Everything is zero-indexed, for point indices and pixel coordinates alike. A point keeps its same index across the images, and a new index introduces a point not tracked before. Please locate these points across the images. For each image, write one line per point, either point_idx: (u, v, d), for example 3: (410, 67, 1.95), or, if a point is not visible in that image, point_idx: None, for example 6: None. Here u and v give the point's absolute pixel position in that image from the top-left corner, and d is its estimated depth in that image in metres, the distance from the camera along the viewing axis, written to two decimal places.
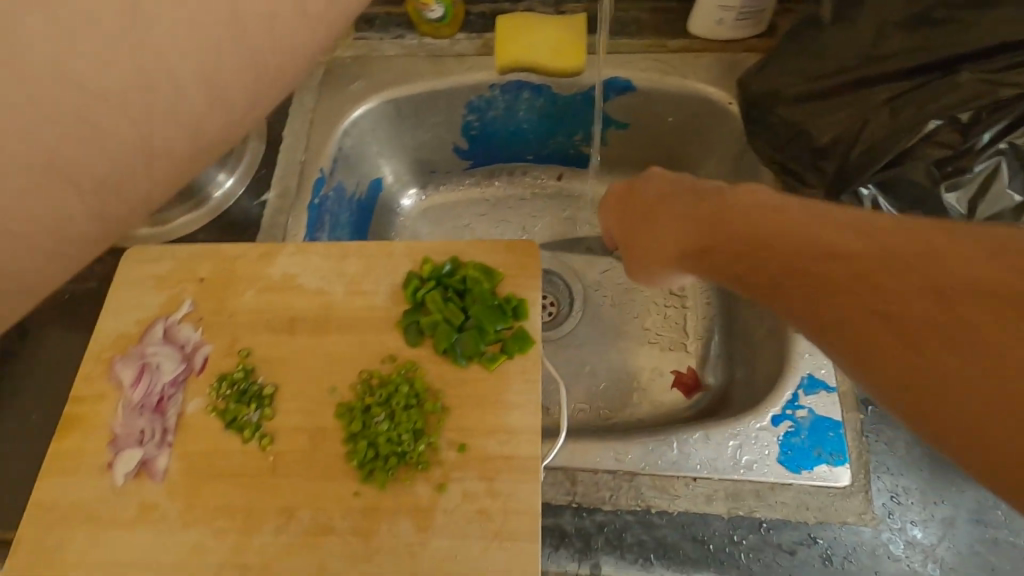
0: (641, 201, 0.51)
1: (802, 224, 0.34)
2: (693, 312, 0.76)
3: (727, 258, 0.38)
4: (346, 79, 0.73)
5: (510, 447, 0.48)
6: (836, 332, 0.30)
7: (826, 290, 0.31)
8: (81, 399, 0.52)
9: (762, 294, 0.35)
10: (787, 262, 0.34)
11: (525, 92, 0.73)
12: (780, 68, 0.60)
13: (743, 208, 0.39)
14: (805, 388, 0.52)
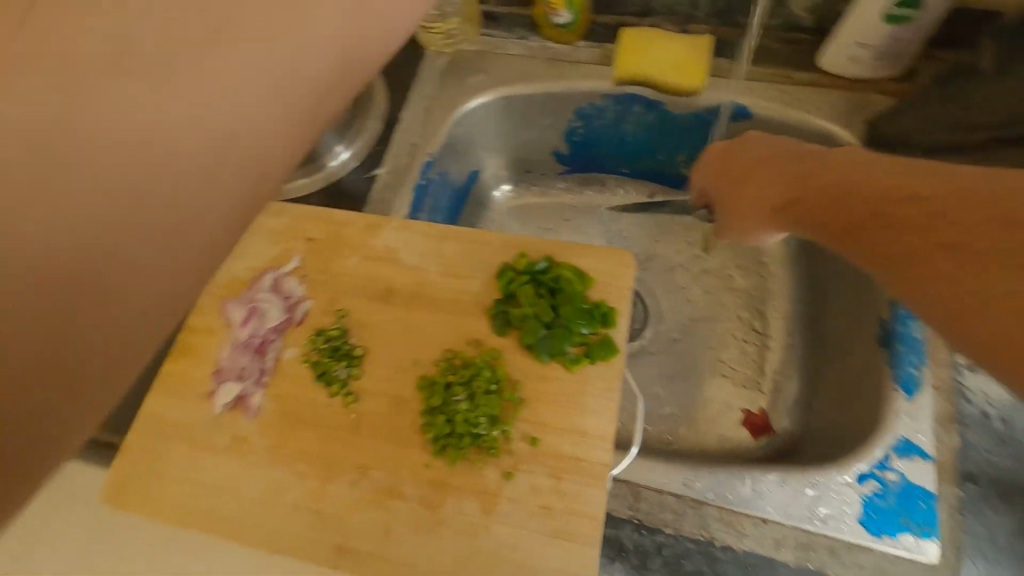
0: (738, 166, 0.54)
1: (885, 173, 0.38)
2: (773, 351, 0.73)
3: (816, 208, 0.42)
4: (467, 72, 0.76)
5: (582, 450, 0.48)
6: (901, 263, 0.35)
7: (898, 228, 0.36)
8: (192, 330, 0.56)
9: (844, 238, 0.40)
10: (865, 207, 0.38)
11: (637, 106, 0.73)
12: (914, 113, 0.60)
13: (835, 165, 0.43)
14: (898, 451, 0.49)
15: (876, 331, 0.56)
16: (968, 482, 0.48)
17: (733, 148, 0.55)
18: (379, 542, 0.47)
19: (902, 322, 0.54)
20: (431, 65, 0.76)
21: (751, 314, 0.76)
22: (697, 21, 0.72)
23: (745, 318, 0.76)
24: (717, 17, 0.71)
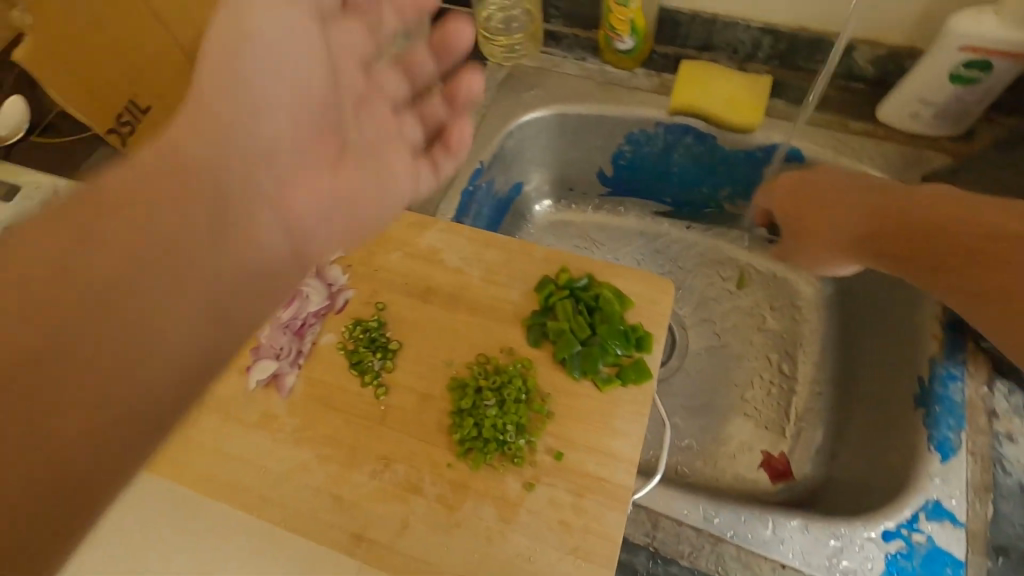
0: (811, 190, 0.56)
1: (969, 211, 0.45)
2: (800, 396, 0.72)
3: (899, 242, 0.48)
4: (523, 87, 0.77)
5: (605, 471, 0.48)
6: (988, 293, 0.42)
7: (985, 262, 0.43)
8: None
9: (923, 269, 0.46)
10: (953, 243, 0.45)
11: (688, 137, 0.74)
12: (972, 173, 0.60)
13: (917, 201, 0.48)
14: (928, 513, 0.48)
15: (913, 390, 0.56)
16: (999, 554, 0.47)
17: (804, 179, 0.57)
18: (395, 535, 0.47)
19: (941, 383, 0.53)
20: (488, 75, 0.78)
21: (780, 356, 0.75)
22: (756, 60, 0.72)
23: (773, 359, 0.75)
24: (777, 58, 0.71)
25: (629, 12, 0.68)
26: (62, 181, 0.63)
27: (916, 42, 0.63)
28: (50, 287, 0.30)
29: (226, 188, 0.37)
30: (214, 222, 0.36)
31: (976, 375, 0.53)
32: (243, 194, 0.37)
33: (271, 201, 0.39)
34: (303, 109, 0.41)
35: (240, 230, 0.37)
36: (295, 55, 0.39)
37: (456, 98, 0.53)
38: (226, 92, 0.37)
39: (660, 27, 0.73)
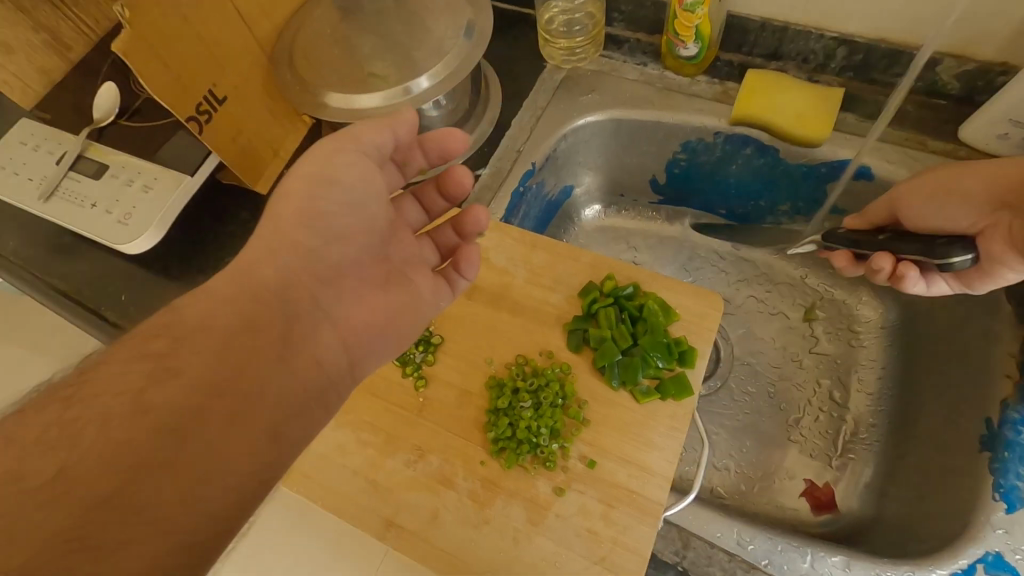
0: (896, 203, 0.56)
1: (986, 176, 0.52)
2: (851, 427, 0.68)
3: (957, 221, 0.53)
4: (580, 90, 0.77)
5: (638, 484, 0.48)
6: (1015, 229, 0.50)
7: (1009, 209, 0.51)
8: None
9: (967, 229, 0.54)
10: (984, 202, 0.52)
11: (748, 148, 0.72)
12: None
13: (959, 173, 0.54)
14: (987, 565, 0.45)
15: (978, 433, 0.52)
16: None
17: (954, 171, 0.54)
18: (424, 524, 0.48)
19: (1012, 427, 0.50)
20: (546, 77, 0.78)
21: (831, 383, 0.72)
22: (828, 71, 0.69)
23: (823, 386, 0.72)
24: (851, 70, 0.67)
25: (695, 18, 0.66)
26: (145, 163, 0.67)
27: (1007, 59, 0.59)
28: (128, 413, 0.32)
29: (283, 310, 0.41)
30: (286, 336, 0.40)
31: None
32: (308, 314, 0.42)
33: (340, 315, 0.44)
34: (366, 246, 0.47)
35: (309, 344, 0.41)
36: (364, 196, 0.46)
37: (462, 228, 0.52)
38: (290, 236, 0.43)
39: (727, 35, 0.71)
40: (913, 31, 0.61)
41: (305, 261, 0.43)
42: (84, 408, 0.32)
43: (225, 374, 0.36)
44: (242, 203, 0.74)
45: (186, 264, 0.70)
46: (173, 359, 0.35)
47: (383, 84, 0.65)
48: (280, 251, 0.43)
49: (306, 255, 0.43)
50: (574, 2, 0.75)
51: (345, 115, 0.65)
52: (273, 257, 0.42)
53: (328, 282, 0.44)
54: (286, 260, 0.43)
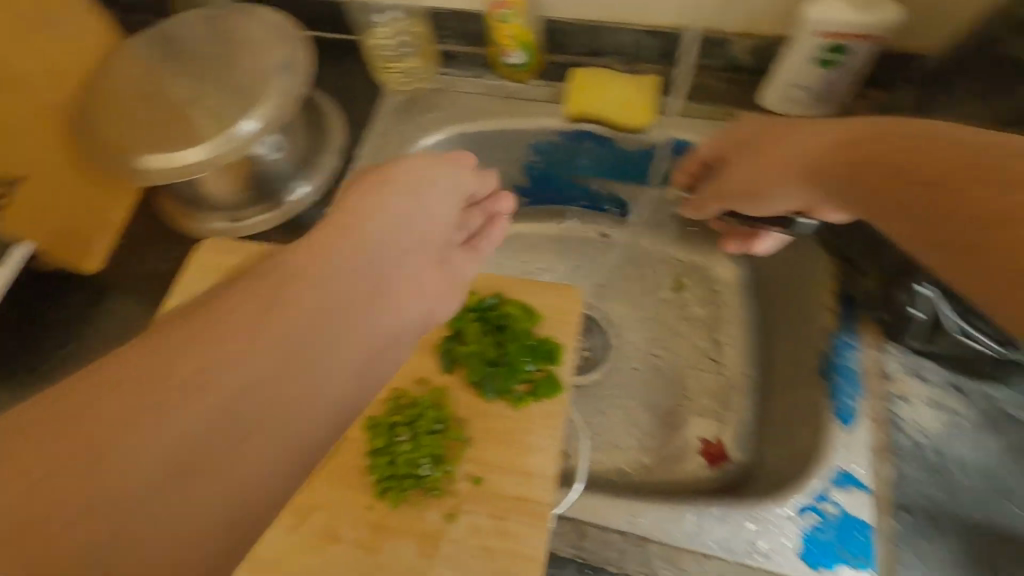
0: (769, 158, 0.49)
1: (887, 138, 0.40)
2: (728, 381, 0.74)
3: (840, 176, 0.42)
4: (422, 110, 0.77)
5: (524, 489, 0.48)
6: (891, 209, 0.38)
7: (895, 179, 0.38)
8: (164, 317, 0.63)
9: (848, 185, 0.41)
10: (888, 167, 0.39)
11: (587, 142, 0.75)
12: None
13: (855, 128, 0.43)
14: (836, 483, 0.49)
15: (817, 362, 0.57)
16: (901, 511, 0.48)
17: (762, 127, 0.52)
18: None
19: (838, 352, 0.55)
20: (386, 102, 0.78)
21: (707, 343, 0.78)
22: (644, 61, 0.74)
23: (701, 348, 0.77)
24: (664, 58, 0.72)
25: (509, 28, 0.70)
26: None
27: (781, 33, 0.67)
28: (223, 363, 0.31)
29: (365, 288, 0.38)
30: (311, 345, 0.34)
31: (871, 340, 0.55)
32: (378, 288, 0.39)
33: (399, 303, 0.40)
34: (435, 228, 0.47)
35: (375, 322, 0.37)
36: (445, 189, 0.49)
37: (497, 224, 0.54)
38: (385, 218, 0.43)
39: (552, 39, 0.74)
40: (703, 17, 0.67)
41: (389, 243, 0.42)
42: (169, 353, 0.31)
43: (310, 334, 0.34)
44: (74, 284, 0.67)
45: (14, 361, 0.63)
46: (212, 368, 0.31)
47: (205, 134, 0.62)
48: (372, 234, 0.42)
49: (393, 233, 0.43)
50: (398, 26, 0.74)
51: (164, 175, 0.60)
52: (367, 238, 0.41)
53: (402, 263, 0.42)
54: (375, 237, 0.42)
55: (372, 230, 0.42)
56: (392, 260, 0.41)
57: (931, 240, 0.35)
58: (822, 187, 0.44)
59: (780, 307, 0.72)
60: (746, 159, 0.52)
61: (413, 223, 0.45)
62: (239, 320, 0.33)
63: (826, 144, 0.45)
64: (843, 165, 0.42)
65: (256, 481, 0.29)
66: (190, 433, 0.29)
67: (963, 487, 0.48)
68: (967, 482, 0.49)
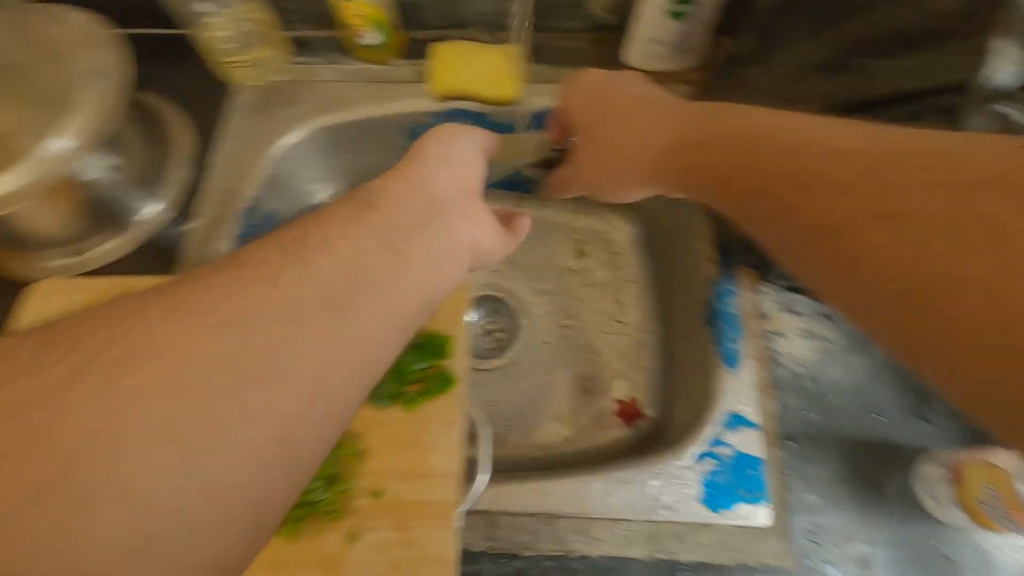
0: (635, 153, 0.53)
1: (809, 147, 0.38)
2: (635, 341, 0.76)
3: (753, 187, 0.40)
4: (279, 104, 0.71)
5: (427, 492, 0.47)
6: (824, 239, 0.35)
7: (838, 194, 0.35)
8: None
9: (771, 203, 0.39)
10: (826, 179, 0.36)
11: (462, 119, 0.71)
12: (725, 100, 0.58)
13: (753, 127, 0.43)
14: (728, 425, 0.51)
15: (703, 311, 0.59)
16: (787, 441, 0.50)
17: (617, 103, 0.57)
18: None
19: (719, 300, 0.57)
20: (237, 100, 0.71)
21: (612, 307, 0.79)
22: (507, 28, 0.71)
23: (606, 312, 0.79)
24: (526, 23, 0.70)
25: (354, 7, 0.64)
26: None
27: None
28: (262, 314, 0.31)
29: (402, 237, 0.38)
30: (258, 367, 0.29)
31: (747, 283, 0.57)
32: (417, 238, 0.39)
33: (438, 257, 0.39)
34: (462, 181, 0.48)
35: (408, 273, 0.37)
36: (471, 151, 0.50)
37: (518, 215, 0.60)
38: (418, 172, 0.45)
39: (405, 13, 0.70)
40: None
41: (422, 196, 0.43)
42: (207, 290, 0.31)
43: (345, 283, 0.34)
44: None
45: None
46: (236, 318, 0.30)
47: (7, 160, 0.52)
48: (411, 189, 0.43)
49: (427, 187, 0.44)
50: (230, 20, 0.65)
51: None
52: (412, 192, 0.42)
53: (439, 214, 0.42)
54: (403, 194, 0.42)
55: (413, 185, 0.43)
56: (421, 212, 0.41)
57: (759, 223, 0.40)
58: (676, 169, 0.49)
59: (672, 263, 0.73)
60: (604, 132, 0.56)
61: (446, 177, 0.46)
62: (277, 269, 0.33)
63: (678, 127, 0.50)
64: (692, 151, 0.47)
65: (272, 473, 0.28)
66: (75, 479, 0.24)
67: (838, 407, 0.51)
68: (841, 402, 0.52)
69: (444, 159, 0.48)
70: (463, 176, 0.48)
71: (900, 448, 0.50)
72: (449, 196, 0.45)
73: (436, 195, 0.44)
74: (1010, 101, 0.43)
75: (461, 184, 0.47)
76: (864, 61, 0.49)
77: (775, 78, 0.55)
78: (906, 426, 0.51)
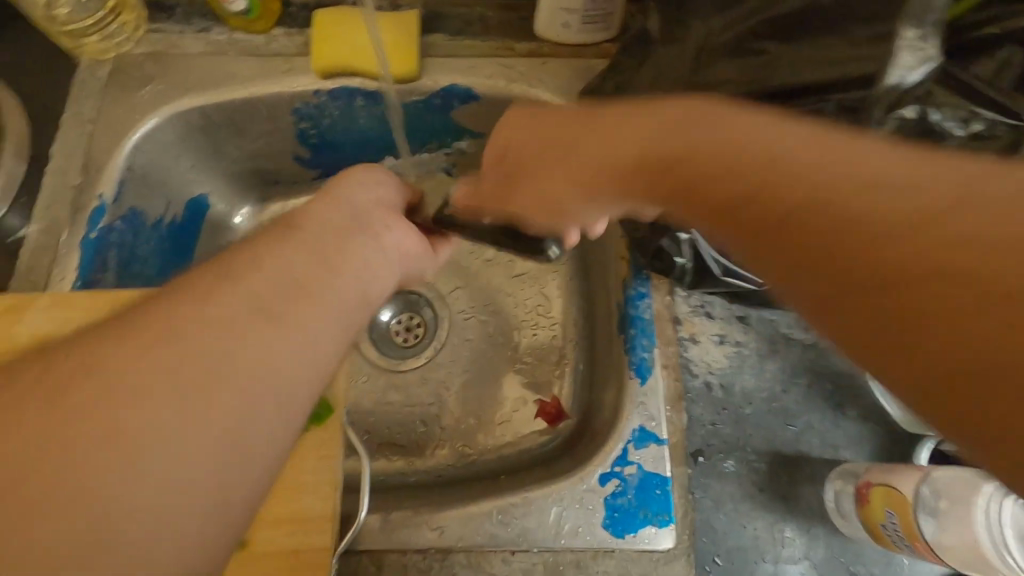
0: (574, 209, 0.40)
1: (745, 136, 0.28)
2: (559, 336, 0.72)
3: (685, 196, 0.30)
4: (138, 82, 0.61)
5: (298, 539, 0.42)
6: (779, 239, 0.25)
7: (790, 182, 0.25)
8: None
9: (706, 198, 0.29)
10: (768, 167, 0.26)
11: (359, 99, 0.63)
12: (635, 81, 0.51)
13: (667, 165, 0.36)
14: (635, 442, 0.48)
15: (617, 316, 0.54)
16: (697, 458, 0.48)
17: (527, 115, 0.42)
18: None
19: (632, 304, 0.52)
20: (86, 77, 0.61)
21: (536, 301, 0.74)
22: None
23: (529, 306, 0.74)
24: None
25: None
26: None
27: None
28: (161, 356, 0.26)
29: (328, 257, 0.34)
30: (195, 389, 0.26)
31: (661, 285, 0.53)
32: (342, 263, 0.34)
33: (363, 276, 0.35)
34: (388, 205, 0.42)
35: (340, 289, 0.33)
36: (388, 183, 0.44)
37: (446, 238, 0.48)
38: (336, 202, 0.39)
39: None
40: None
41: (343, 222, 0.38)
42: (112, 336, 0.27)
43: (270, 302, 0.30)
44: None
45: None
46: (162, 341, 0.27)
47: None
48: (327, 217, 0.37)
49: (354, 213, 0.39)
50: None
51: None
52: (329, 219, 0.37)
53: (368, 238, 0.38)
54: (324, 219, 0.37)
55: (327, 215, 0.38)
56: (344, 238, 0.36)
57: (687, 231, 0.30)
58: None
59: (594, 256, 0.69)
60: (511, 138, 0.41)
61: (363, 205, 0.40)
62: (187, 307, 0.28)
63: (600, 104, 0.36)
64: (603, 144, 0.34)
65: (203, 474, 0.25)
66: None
67: (750, 418, 0.49)
68: (755, 413, 0.49)
69: (359, 182, 0.42)
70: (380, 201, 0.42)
71: (811, 459, 0.48)
72: (380, 220, 0.40)
73: (361, 221, 0.39)
74: (914, 106, 0.41)
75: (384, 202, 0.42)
76: (769, 43, 0.45)
77: (685, 54, 0.48)
78: (815, 434, 0.48)
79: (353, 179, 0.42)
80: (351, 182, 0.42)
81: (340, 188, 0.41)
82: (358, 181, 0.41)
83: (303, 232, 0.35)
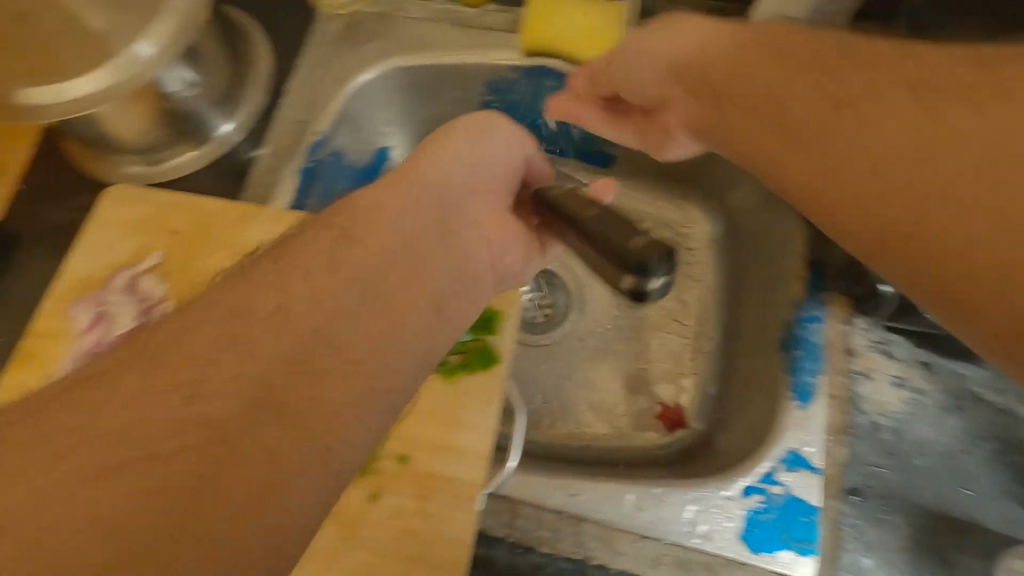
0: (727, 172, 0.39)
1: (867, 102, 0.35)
2: (691, 344, 0.71)
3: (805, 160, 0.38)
4: (362, 37, 0.68)
5: (452, 468, 0.45)
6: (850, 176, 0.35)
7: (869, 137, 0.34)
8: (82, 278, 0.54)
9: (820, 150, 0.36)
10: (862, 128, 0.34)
11: (551, 81, 0.66)
12: None
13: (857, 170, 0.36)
14: (786, 464, 0.46)
15: (780, 334, 0.52)
16: (851, 495, 0.45)
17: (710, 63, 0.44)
18: None
19: (802, 326, 0.50)
20: (321, 29, 0.68)
21: (674, 305, 0.73)
22: None
23: (666, 309, 0.73)
24: None
25: None
26: None
27: None
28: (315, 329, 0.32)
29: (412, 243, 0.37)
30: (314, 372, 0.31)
31: (838, 313, 0.50)
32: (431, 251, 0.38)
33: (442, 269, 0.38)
34: (488, 183, 0.43)
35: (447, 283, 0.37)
36: (486, 150, 0.43)
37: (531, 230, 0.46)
38: (435, 172, 0.41)
39: None
40: None
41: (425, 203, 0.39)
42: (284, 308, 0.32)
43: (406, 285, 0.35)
44: None
45: None
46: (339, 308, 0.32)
47: (98, 59, 0.52)
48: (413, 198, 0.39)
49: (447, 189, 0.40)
50: None
51: (54, 110, 0.51)
52: (421, 201, 0.39)
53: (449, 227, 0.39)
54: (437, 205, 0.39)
55: (409, 195, 0.39)
56: (419, 226, 0.38)
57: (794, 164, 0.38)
58: None
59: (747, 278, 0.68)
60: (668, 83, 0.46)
61: (450, 181, 0.41)
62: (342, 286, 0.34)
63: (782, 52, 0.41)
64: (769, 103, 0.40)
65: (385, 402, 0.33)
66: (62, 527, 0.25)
67: (919, 469, 0.46)
68: (925, 465, 0.46)
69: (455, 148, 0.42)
70: (468, 172, 0.42)
71: (984, 529, 0.44)
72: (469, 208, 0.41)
73: (436, 200, 0.39)
74: None
75: (478, 176, 0.43)
76: None
77: None
78: (994, 505, 0.45)
79: (452, 150, 0.42)
80: (442, 151, 0.42)
81: (435, 158, 0.41)
82: (460, 164, 0.42)
83: (410, 207, 0.38)
